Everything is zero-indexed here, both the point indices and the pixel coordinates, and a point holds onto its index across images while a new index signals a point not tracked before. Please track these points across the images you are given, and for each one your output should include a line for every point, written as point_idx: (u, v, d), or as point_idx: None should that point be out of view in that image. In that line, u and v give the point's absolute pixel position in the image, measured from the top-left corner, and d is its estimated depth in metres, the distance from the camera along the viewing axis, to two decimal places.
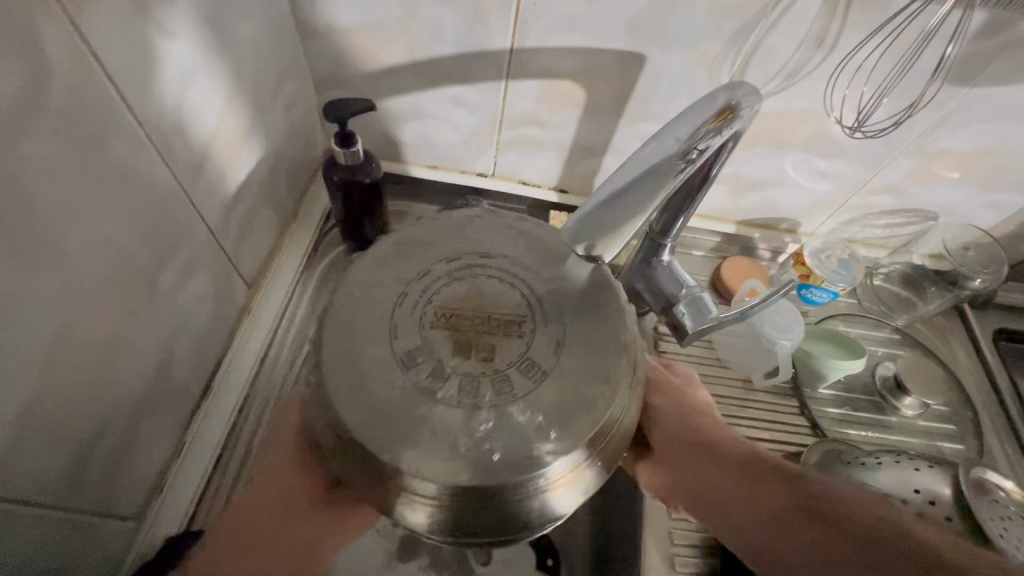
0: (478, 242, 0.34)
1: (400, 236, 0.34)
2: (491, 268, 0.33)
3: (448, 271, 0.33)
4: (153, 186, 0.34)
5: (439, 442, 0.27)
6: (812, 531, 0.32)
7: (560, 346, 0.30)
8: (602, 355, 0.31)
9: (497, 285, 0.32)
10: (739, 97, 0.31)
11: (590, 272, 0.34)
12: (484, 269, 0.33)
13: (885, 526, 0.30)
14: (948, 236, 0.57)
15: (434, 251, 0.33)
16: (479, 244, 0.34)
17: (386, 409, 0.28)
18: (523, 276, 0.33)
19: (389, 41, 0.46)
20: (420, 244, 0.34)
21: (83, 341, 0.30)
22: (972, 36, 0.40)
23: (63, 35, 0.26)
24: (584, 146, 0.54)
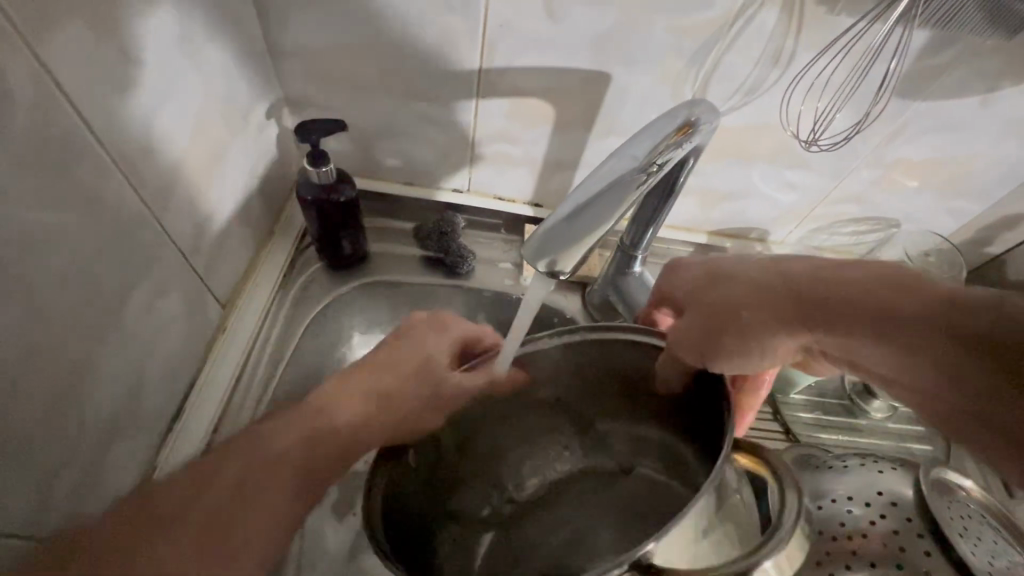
0: (639, 358, 0.41)
1: (616, 344, 0.41)
2: (637, 367, 0.42)
3: (633, 374, 0.42)
4: (120, 212, 0.34)
5: (520, 427, 0.47)
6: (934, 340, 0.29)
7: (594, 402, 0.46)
8: (592, 394, 0.46)
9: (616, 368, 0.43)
10: (698, 113, 0.33)
11: (620, 369, 0.43)
12: (622, 374, 0.43)
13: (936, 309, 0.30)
14: (909, 244, 0.59)
15: (623, 352, 0.41)
16: (636, 364, 0.42)
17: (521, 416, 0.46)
18: (632, 372, 0.42)
19: (359, 63, 0.47)
20: (608, 355, 0.42)
21: (45, 367, 0.30)
22: (915, 52, 0.42)
23: (25, 67, 0.26)
24: (556, 162, 0.55)
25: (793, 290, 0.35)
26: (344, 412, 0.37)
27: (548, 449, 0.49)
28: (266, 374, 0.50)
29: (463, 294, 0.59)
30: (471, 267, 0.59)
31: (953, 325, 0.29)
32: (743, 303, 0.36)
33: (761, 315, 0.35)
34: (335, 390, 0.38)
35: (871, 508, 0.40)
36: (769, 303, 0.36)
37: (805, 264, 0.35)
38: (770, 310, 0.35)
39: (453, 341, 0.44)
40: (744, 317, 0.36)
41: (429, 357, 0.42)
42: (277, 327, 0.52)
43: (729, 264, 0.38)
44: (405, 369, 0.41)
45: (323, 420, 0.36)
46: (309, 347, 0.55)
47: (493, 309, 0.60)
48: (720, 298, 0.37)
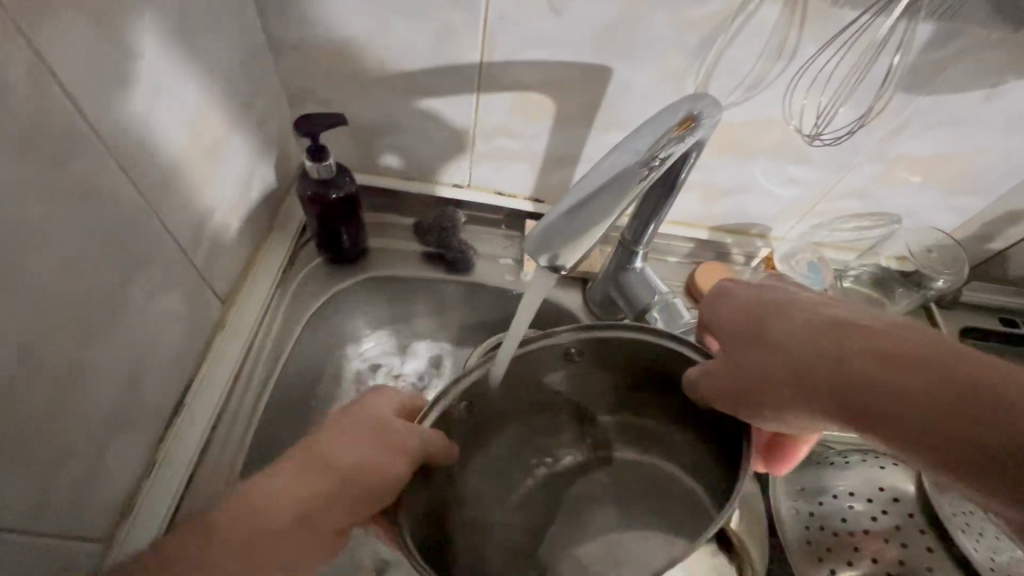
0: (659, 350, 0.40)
1: (637, 339, 0.40)
2: (654, 359, 0.41)
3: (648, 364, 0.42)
4: (118, 206, 0.34)
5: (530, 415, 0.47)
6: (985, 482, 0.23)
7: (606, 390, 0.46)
8: (604, 383, 0.45)
9: (633, 360, 0.42)
10: (700, 107, 0.33)
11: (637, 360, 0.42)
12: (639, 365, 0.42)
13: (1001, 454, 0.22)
14: (912, 239, 0.59)
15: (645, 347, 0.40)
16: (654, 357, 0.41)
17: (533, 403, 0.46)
18: (649, 364, 0.42)
19: (359, 56, 0.47)
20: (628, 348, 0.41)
21: (44, 362, 0.30)
22: (919, 47, 0.42)
23: (23, 59, 0.26)
24: (557, 157, 0.54)
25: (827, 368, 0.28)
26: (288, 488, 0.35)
27: (553, 443, 0.50)
28: (266, 370, 0.50)
29: (464, 290, 0.59)
30: (472, 262, 0.58)
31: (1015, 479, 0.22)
32: (772, 380, 0.30)
33: (787, 389, 0.30)
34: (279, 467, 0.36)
35: (873, 503, 0.40)
36: (798, 378, 0.29)
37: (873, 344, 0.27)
38: (806, 398, 0.29)
39: (398, 403, 0.40)
40: (771, 390, 0.31)
41: (368, 419, 0.38)
42: (276, 323, 0.52)
43: (776, 321, 0.31)
44: (340, 440, 0.37)
45: (267, 497, 0.35)
46: (310, 343, 0.55)
47: (493, 304, 0.60)
48: (752, 362, 0.32)
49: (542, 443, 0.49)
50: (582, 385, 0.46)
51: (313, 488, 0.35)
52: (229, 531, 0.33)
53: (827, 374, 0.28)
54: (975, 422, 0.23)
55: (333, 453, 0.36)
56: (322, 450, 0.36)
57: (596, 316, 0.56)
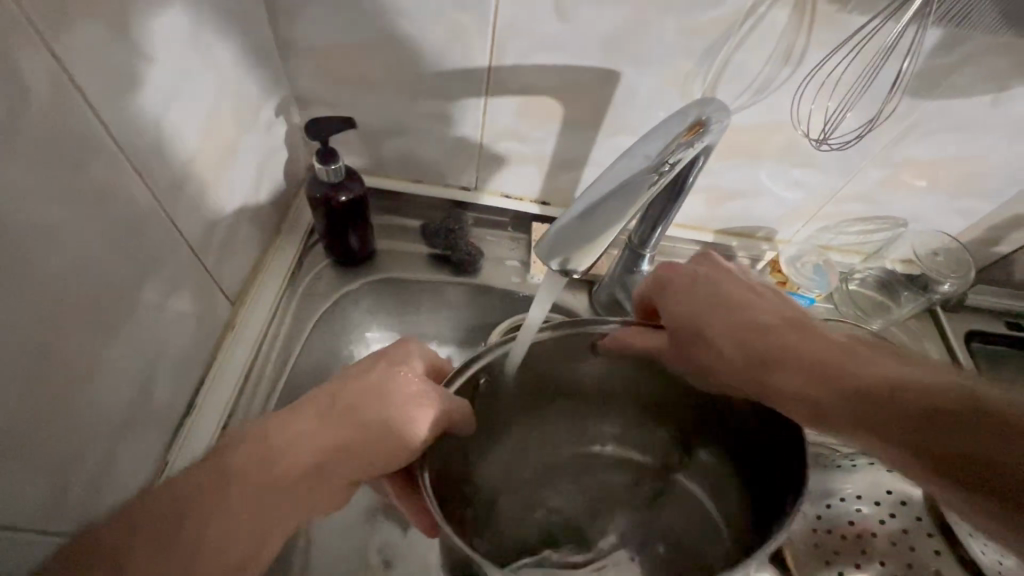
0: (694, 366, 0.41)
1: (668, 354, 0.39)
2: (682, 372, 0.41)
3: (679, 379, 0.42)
4: (132, 207, 0.34)
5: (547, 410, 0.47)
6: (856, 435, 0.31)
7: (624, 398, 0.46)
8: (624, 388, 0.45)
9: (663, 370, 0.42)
10: (709, 112, 0.33)
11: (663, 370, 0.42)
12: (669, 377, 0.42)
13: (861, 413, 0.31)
14: (918, 242, 0.59)
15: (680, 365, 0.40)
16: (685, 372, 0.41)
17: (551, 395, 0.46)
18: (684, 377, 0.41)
19: (368, 59, 0.47)
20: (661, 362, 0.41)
21: (61, 363, 0.30)
22: (927, 52, 0.42)
23: (41, 64, 0.26)
24: (564, 160, 0.55)
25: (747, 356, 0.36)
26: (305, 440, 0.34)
27: (559, 440, 0.50)
28: (275, 371, 0.50)
29: (471, 293, 0.59)
30: (479, 265, 0.59)
31: (876, 431, 0.30)
32: (711, 368, 0.38)
33: (719, 371, 0.37)
34: (293, 416, 0.35)
35: (882, 507, 0.41)
36: (727, 363, 0.37)
37: (788, 356, 0.34)
38: (737, 386, 0.36)
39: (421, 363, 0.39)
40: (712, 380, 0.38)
41: (384, 376, 0.37)
42: (285, 325, 0.52)
43: (710, 325, 0.38)
44: (364, 396, 0.36)
45: (280, 446, 0.33)
46: (318, 344, 0.55)
47: (500, 307, 0.60)
48: (696, 358, 0.38)
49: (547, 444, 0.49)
50: (599, 385, 0.46)
51: (335, 440, 0.34)
52: (238, 484, 0.31)
53: (747, 360, 0.36)
54: (845, 394, 0.31)
55: (358, 409, 0.35)
56: (346, 405, 0.35)
57: (601, 318, 0.57)
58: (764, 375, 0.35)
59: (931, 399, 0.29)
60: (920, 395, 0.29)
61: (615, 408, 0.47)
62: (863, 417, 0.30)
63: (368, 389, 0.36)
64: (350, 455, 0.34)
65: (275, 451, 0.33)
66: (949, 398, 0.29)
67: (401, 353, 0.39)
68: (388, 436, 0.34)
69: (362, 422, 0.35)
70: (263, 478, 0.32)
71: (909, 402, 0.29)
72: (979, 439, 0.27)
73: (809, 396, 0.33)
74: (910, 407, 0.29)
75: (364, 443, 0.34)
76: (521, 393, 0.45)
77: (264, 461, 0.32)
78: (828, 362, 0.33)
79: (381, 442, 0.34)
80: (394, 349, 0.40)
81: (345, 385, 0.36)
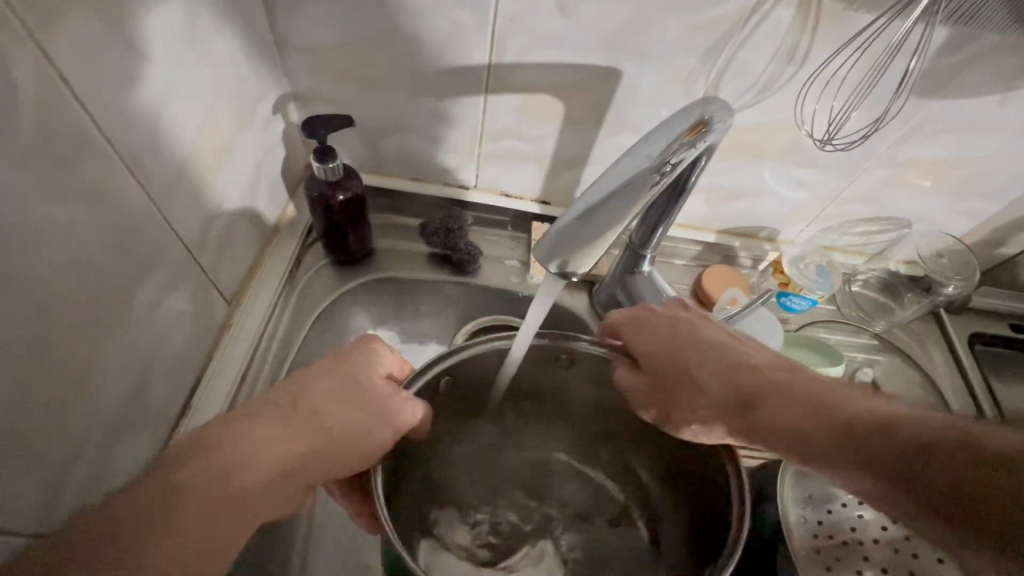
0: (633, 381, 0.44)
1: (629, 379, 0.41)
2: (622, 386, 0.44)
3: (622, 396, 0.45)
4: (127, 207, 0.34)
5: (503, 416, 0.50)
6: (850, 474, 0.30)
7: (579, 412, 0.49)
8: (577, 399, 0.48)
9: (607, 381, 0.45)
10: (711, 112, 0.32)
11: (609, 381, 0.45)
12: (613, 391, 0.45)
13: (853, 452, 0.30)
14: (923, 243, 0.59)
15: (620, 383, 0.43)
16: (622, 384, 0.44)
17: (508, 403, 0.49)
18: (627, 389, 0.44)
19: (367, 56, 0.46)
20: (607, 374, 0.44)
21: (52, 365, 0.30)
22: (935, 51, 0.41)
23: (32, 62, 0.26)
24: (565, 159, 0.54)
25: (733, 394, 0.35)
26: (276, 446, 0.32)
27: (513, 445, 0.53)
28: (271, 371, 0.50)
29: (470, 292, 0.59)
30: (478, 264, 0.58)
31: (870, 468, 0.29)
32: (696, 404, 0.36)
33: (703, 408, 0.36)
34: (258, 418, 0.33)
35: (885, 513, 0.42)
36: (713, 400, 0.36)
37: (771, 392, 0.34)
38: (720, 422, 0.35)
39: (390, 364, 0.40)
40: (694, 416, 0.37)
41: (353, 379, 0.37)
42: (283, 323, 0.52)
43: (693, 363, 0.37)
44: (331, 398, 0.36)
45: (245, 452, 0.31)
46: (316, 342, 0.55)
47: (499, 306, 0.60)
48: (680, 397, 0.37)
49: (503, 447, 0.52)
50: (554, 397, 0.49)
51: (306, 444, 0.33)
52: (205, 487, 0.29)
53: (735, 397, 0.35)
54: (836, 433, 0.30)
55: (327, 414, 0.35)
56: (312, 411, 0.35)
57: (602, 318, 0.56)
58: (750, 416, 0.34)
59: (914, 432, 0.28)
60: (902, 428, 0.29)
61: (566, 418, 0.51)
62: (856, 456, 0.29)
63: (335, 393, 0.36)
64: (322, 457, 0.34)
65: (241, 454, 0.31)
66: (926, 430, 0.28)
67: (362, 353, 0.39)
68: (359, 440, 0.35)
69: (331, 424, 0.35)
70: (226, 483, 0.30)
71: (891, 434, 0.29)
72: (964, 472, 0.26)
73: (798, 438, 0.32)
74: (896, 440, 0.29)
75: (335, 444, 0.34)
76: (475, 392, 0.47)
77: (233, 467, 0.30)
78: (814, 395, 0.32)
79: (351, 445, 0.34)
80: (349, 347, 0.39)
81: (307, 388, 0.36)
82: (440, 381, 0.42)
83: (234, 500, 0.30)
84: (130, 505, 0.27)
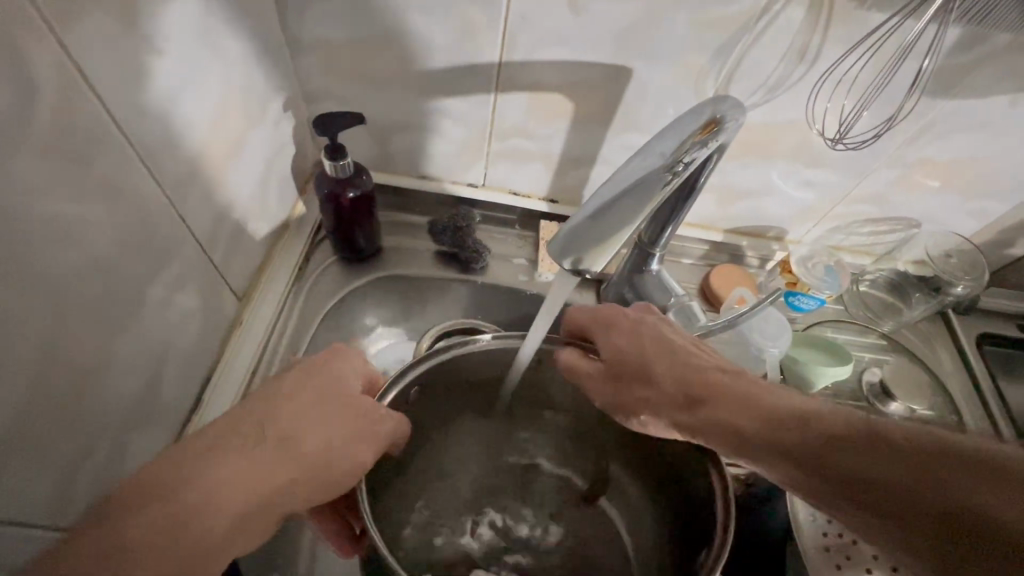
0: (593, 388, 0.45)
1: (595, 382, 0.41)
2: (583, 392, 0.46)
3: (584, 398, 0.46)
4: (141, 203, 0.34)
5: (476, 416, 0.51)
6: (794, 473, 0.30)
7: (551, 410, 0.50)
8: (548, 398, 0.49)
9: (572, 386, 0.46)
10: (724, 110, 0.32)
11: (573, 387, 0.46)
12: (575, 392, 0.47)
13: (798, 446, 0.30)
14: (930, 244, 0.59)
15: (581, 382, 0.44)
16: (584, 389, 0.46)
17: (479, 404, 0.50)
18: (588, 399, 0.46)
19: (377, 55, 0.47)
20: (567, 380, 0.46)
21: (67, 360, 0.30)
22: (947, 50, 0.41)
23: (53, 57, 0.26)
24: (574, 158, 0.54)
25: (688, 390, 0.36)
26: (258, 473, 0.30)
27: (491, 445, 0.53)
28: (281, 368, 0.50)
29: (478, 291, 0.59)
30: (485, 263, 0.58)
31: (813, 468, 0.29)
32: (653, 398, 0.37)
33: (659, 402, 0.37)
34: (223, 446, 0.30)
35: None
36: (669, 394, 0.37)
37: (721, 392, 0.35)
38: (674, 416, 0.36)
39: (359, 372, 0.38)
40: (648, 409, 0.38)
41: (322, 395, 0.35)
42: (293, 321, 0.52)
43: (654, 360, 0.38)
44: (304, 417, 0.33)
45: (214, 487, 0.28)
46: (325, 339, 0.55)
47: (507, 305, 0.60)
48: (633, 390, 0.39)
49: (482, 448, 0.52)
50: (524, 396, 0.49)
51: (282, 472, 0.31)
52: (169, 529, 0.26)
53: (691, 393, 0.36)
54: (786, 432, 0.31)
55: (310, 433, 0.33)
56: (292, 432, 0.32)
57: None
58: (703, 409, 0.35)
59: (831, 426, 0.30)
60: (821, 423, 0.30)
61: (537, 416, 0.51)
62: (803, 454, 0.30)
63: (313, 409, 0.34)
64: (297, 487, 0.31)
65: (213, 488, 0.28)
66: (839, 423, 0.30)
67: (336, 363, 0.37)
68: (337, 466, 0.33)
69: (310, 447, 0.32)
70: (195, 523, 0.27)
71: (811, 429, 0.30)
72: (874, 460, 0.28)
73: (746, 435, 0.32)
74: (842, 436, 0.29)
75: (315, 470, 0.32)
76: (443, 401, 0.47)
77: (200, 504, 0.28)
78: (763, 395, 0.34)
79: (331, 472, 0.33)
80: (316, 356, 0.37)
81: (276, 408, 0.33)
82: (409, 394, 0.42)
83: (203, 541, 0.27)
84: (100, 548, 0.24)
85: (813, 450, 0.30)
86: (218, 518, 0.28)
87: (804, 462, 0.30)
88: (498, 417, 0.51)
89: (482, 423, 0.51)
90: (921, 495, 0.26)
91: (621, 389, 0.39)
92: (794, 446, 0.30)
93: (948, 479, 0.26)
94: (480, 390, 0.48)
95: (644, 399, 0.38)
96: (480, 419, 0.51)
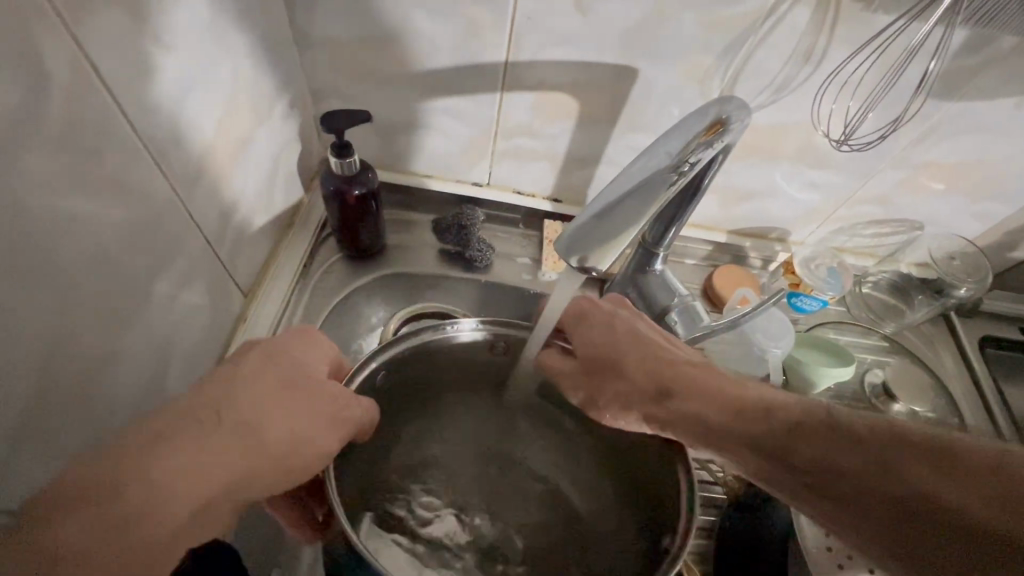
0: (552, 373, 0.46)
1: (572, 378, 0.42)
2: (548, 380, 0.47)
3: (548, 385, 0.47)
4: (149, 197, 0.34)
5: (444, 405, 0.51)
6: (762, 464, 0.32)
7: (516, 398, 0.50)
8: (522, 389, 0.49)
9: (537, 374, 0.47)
10: (729, 111, 0.32)
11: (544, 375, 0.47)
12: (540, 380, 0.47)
13: (765, 438, 0.31)
14: (934, 246, 0.59)
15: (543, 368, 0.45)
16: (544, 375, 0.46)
17: (446, 392, 0.50)
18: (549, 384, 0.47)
19: (385, 53, 0.47)
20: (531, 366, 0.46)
21: (76, 353, 0.31)
22: (954, 52, 0.41)
23: (64, 50, 0.26)
24: (578, 158, 0.54)
25: (658, 382, 0.37)
26: (222, 464, 0.29)
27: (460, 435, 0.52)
28: None
29: (481, 289, 0.59)
30: (489, 261, 0.58)
31: (781, 458, 0.31)
32: (628, 392, 0.38)
33: (631, 395, 0.38)
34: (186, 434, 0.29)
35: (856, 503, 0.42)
36: (640, 387, 0.38)
37: (691, 384, 0.36)
38: (648, 410, 0.38)
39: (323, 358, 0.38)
40: (622, 403, 0.39)
41: (285, 380, 0.34)
42: (296, 318, 0.52)
43: (628, 354, 0.39)
44: (269, 402, 0.33)
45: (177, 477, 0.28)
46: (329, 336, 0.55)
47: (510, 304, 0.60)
48: (605, 383, 0.40)
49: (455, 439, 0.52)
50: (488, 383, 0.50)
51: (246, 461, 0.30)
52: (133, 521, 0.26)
53: (663, 387, 0.37)
54: (755, 424, 0.32)
55: (274, 420, 0.32)
56: (254, 419, 0.32)
57: None
58: (675, 402, 0.36)
59: (803, 419, 0.31)
60: (791, 416, 0.32)
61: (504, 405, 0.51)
62: (772, 447, 0.31)
63: (278, 398, 0.33)
64: (262, 476, 0.31)
65: (178, 478, 0.28)
66: (818, 422, 0.31)
67: (303, 348, 0.37)
68: (306, 453, 0.33)
69: (275, 435, 0.32)
70: (157, 514, 0.26)
71: (781, 421, 0.32)
72: (858, 461, 0.28)
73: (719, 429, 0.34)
74: (809, 429, 0.30)
75: (283, 459, 0.32)
76: (412, 388, 0.48)
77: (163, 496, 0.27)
78: (732, 389, 0.35)
79: (297, 460, 0.32)
80: (280, 339, 0.37)
81: (236, 392, 0.32)
82: (377, 377, 0.43)
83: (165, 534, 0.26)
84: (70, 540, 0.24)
85: (782, 443, 0.31)
86: (178, 510, 0.27)
87: (772, 453, 0.31)
88: (467, 407, 0.52)
89: (450, 412, 0.52)
90: (895, 490, 0.26)
91: (596, 384, 0.40)
92: (761, 438, 0.32)
93: (911, 472, 0.26)
94: (446, 378, 0.49)
95: (619, 392, 0.39)
96: (448, 408, 0.51)
